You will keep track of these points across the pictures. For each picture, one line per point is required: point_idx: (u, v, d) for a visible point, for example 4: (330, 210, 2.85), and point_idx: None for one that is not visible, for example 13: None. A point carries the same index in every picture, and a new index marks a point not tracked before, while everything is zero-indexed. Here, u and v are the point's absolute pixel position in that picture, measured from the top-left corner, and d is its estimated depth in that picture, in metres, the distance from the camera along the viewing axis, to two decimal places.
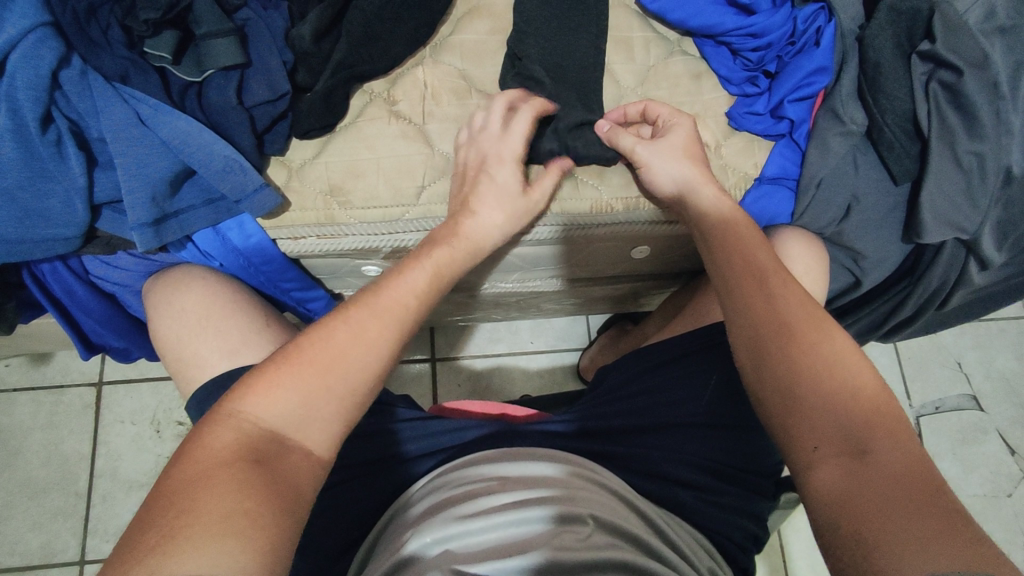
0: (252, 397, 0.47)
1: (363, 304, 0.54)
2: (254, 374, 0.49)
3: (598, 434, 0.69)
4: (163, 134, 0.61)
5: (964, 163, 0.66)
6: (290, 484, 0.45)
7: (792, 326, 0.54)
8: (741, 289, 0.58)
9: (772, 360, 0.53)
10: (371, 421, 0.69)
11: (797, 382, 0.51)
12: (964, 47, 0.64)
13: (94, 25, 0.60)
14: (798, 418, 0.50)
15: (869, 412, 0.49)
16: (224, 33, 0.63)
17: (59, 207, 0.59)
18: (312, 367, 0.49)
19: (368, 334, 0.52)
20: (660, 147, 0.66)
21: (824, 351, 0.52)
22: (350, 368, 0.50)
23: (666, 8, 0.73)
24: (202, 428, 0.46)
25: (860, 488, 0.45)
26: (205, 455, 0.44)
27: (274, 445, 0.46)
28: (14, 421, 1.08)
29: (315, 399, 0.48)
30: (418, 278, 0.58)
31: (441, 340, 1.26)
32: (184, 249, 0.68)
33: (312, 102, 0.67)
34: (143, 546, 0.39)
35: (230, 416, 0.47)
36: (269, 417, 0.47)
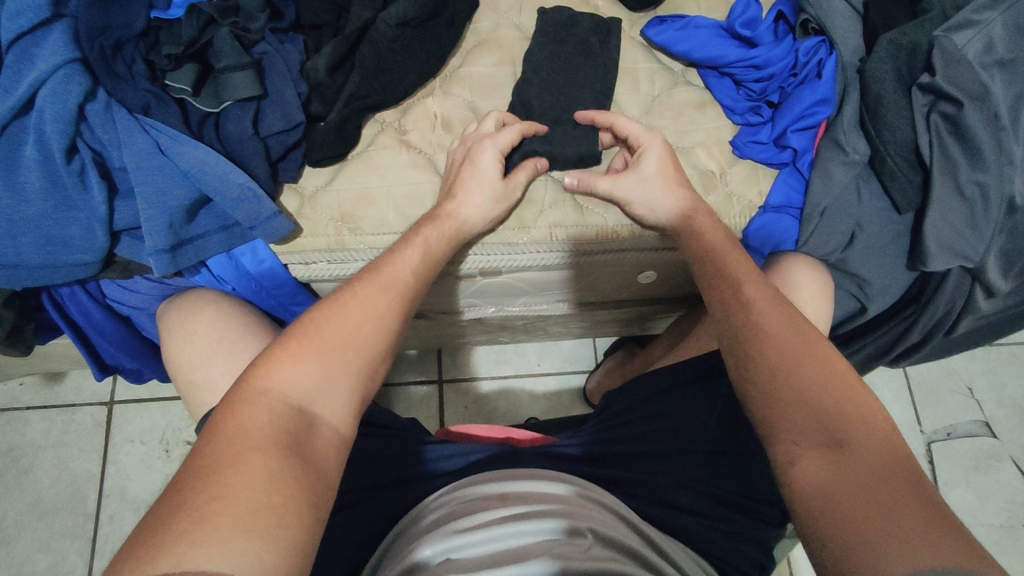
0: (273, 374, 0.49)
1: (368, 282, 0.57)
2: (274, 353, 0.51)
3: (603, 459, 0.70)
4: (181, 163, 0.63)
5: (967, 192, 0.67)
6: (322, 460, 0.47)
7: (764, 334, 0.55)
8: (717, 295, 0.60)
9: (748, 359, 0.54)
10: (375, 447, 0.70)
11: (771, 376, 0.52)
12: (964, 80, 0.65)
13: (119, 60, 0.62)
14: (773, 413, 0.51)
15: (853, 409, 0.49)
16: (242, 67, 0.65)
17: (81, 234, 0.61)
18: (327, 341, 0.52)
19: (378, 309, 0.56)
20: (631, 181, 0.69)
21: (801, 352, 0.53)
22: (365, 343, 0.53)
23: (671, 40, 0.76)
24: (224, 410, 0.47)
25: (839, 478, 0.45)
26: (237, 436, 0.45)
27: (301, 419, 0.48)
28: (27, 440, 1.10)
29: (336, 375, 0.51)
30: (410, 258, 0.61)
31: (448, 362, 1.27)
32: (197, 274, 0.69)
33: (325, 132, 0.69)
34: (169, 533, 0.38)
35: (257, 397, 0.48)
36: (293, 392, 0.49)
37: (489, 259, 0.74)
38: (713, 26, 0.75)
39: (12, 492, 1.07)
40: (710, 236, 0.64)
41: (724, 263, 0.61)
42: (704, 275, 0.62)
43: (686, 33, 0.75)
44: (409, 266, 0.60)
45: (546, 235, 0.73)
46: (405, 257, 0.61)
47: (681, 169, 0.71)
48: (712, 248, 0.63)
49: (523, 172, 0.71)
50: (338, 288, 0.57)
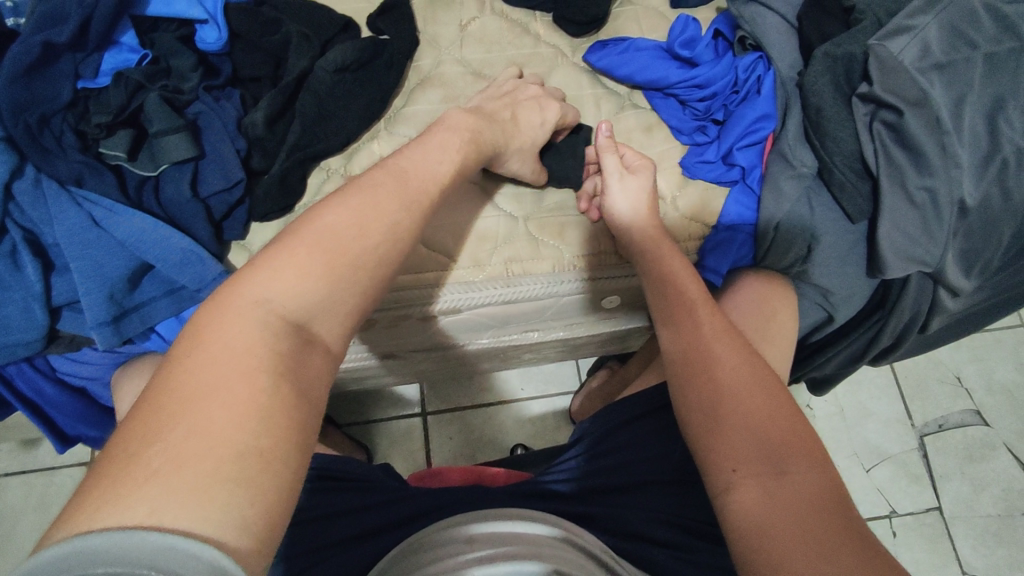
0: (269, 282, 0.44)
1: (382, 182, 0.52)
2: (270, 257, 0.45)
3: (573, 495, 0.68)
4: (118, 233, 0.62)
5: (916, 199, 0.66)
6: (315, 382, 0.43)
7: (711, 364, 0.54)
8: (669, 321, 0.59)
9: (695, 383, 0.54)
10: (341, 501, 0.68)
11: (717, 402, 0.52)
12: (902, 88, 0.65)
13: (46, 133, 0.61)
14: (717, 441, 0.50)
15: (798, 442, 0.48)
16: (176, 130, 0.65)
17: (19, 313, 0.59)
18: (335, 244, 0.47)
19: (393, 213, 0.50)
20: (628, 181, 0.68)
21: (748, 369, 0.53)
22: (376, 251, 0.48)
23: (613, 65, 0.76)
24: (206, 317, 0.42)
25: (775, 509, 0.44)
26: (223, 351, 0.40)
27: (294, 334, 0.43)
28: (5, 507, 1.08)
29: (342, 286, 0.46)
30: (432, 165, 0.56)
31: (431, 393, 1.25)
32: (148, 339, 0.67)
33: (268, 187, 0.68)
34: (139, 472, 0.34)
35: (249, 306, 0.42)
36: (291, 304, 0.44)
37: (447, 298, 0.72)
38: (653, 48, 0.75)
39: None
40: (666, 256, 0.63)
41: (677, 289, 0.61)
42: (654, 304, 0.62)
43: (627, 57, 0.75)
44: (423, 169, 0.55)
45: (504, 270, 0.73)
46: (416, 156, 0.56)
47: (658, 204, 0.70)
48: (664, 275, 0.63)
49: (553, 99, 0.74)
50: (344, 187, 0.52)
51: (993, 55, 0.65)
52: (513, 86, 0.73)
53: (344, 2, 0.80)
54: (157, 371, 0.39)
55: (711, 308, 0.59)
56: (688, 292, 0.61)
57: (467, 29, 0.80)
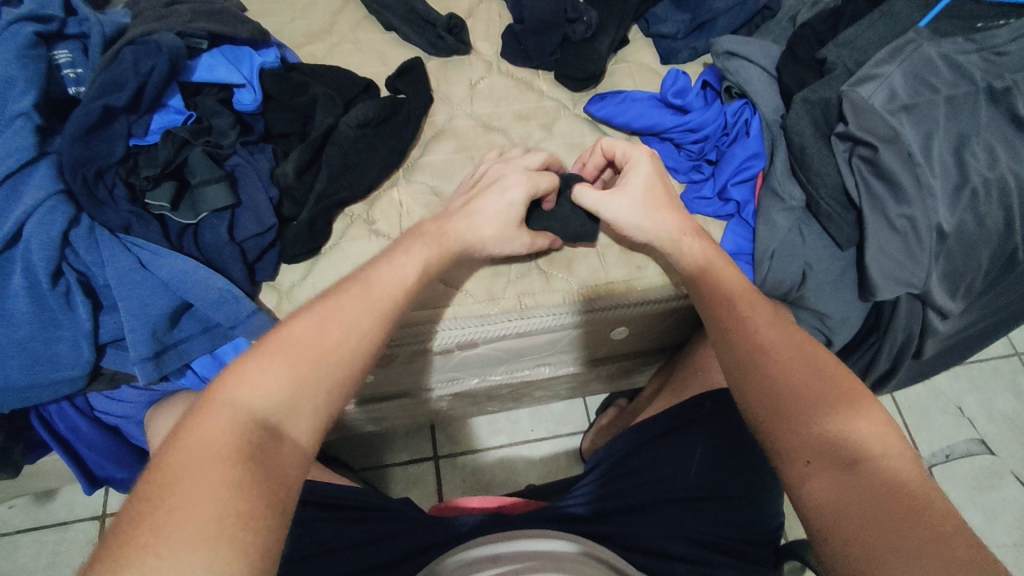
0: (244, 379, 0.49)
1: (352, 292, 0.57)
2: (247, 358, 0.51)
3: (595, 516, 0.70)
4: (162, 275, 0.66)
5: (898, 225, 0.71)
6: (284, 469, 0.47)
7: (769, 365, 0.58)
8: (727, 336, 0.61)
9: (750, 377, 0.58)
10: (353, 533, 0.71)
11: (783, 403, 0.56)
12: (874, 126, 0.71)
13: (100, 186, 0.66)
14: (783, 433, 0.55)
15: (872, 437, 0.53)
16: (216, 180, 0.70)
17: (67, 349, 0.63)
18: (308, 349, 0.52)
19: (360, 320, 0.55)
20: (620, 198, 0.69)
21: (799, 365, 0.58)
22: (344, 356, 0.53)
23: (612, 113, 0.83)
24: (185, 423, 0.46)
25: (852, 491, 0.50)
26: (201, 441, 0.45)
27: (266, 434, 0.47)
28: (16, 565, 1.07)
29: (313, 384, 0.51)
30: (401, 270, 0.61)
31: (441, 437, 1.27)
32: (183, 376, 0.71)
33: (298, 233, 0.74)
34: (131, 547, 0.40)
35: (225, 402, 0.48)
36: (264, 400, 0.49)
37: (465, 332, 0.77)
38: (648, 98, 0.83)
39: None
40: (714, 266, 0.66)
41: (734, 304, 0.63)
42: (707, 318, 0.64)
43: (624, 107, 0.83)
44: (395, 272, 0.60)
45: (517, 303, 0.77)
46: (390, 264, 0.61)
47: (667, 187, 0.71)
48: (704, 266, 0.66)
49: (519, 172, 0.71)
50: (319, 296, 0.57)
51: (952, 97, 0.72)
52: (485, 175, 0.74)
53: (364, 66, 0.89)
54: (152, 459, 0.45)
55: (752, 301, 0.63)
56: (727, 288, 0.64)
57: (477, 87, 0.88)
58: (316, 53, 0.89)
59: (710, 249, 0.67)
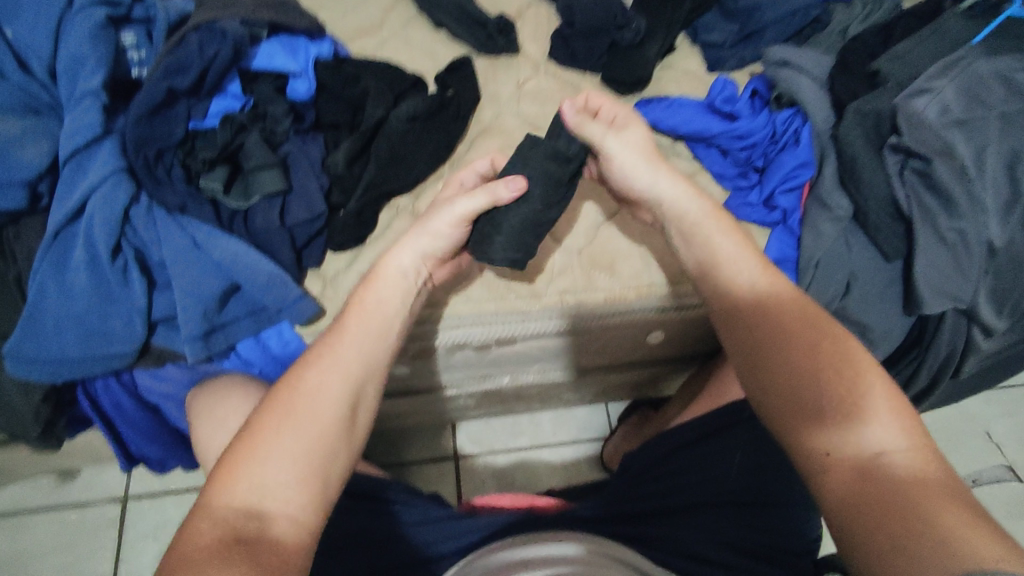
0: (234, 480, 0.46)
1: (329, 345, 0.55)
2: (231, 456, 0.48)
3: (625, 516, 0.71)
4: (215, 255, 0.67)
5: (948, 239, 0.71)
6: (286, 547, 0.44)
7: (784, 349, 0.54)
8: (754, 348, 0.56)
9: (768, 360, 0.54)
10: (377, 525, 0.70)
11: (797, 388, 0.52)
12: (927, 139, 0.72)
13: (160, 166, 0.68)
14: (797, 420, 0.51)
15: (893, 425, 0.47)
16: (270, 166, 0.71)
17: (122, 326, 0.64)
18: (294, 414, 0.50)
19: (340, 369, 0.53)
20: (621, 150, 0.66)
21: (825, 344, 0.53)
22: (329, 409, 0.51)
23: (660, 117, 0.83)
24: (185, 525, 0.45)
25: (875, 483, 0.44)
26: (191, 546, 0.42)
27: (263, 522, 0.45)
28: (38, 542, 1.08)
29: (301, 451, 0.49)
30: (387, 300, 0.59)
31: (462, 437, 1.27)
32: (227, 358, 0.72)
33: (345, 221, 0.74)
34: None
35: (209, 505, 0.45)
36: (252, 488, 0.46)
37: (502, 327, 0.77)
38: (696, 105, 0.83)
39: None
40: (739, 266, 0.60)
41: (760, 317, 0.57)
42: (730, 338, 0.58)
43: (672, 111, 0.83)
44: (375, 307, 0.58)
45: (558, 302, 0.77)
46: (372, 296, 0.58)
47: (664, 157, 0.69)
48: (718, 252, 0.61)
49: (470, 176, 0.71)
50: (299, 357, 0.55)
51: (1007, 113, 0.72)
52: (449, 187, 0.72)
53: (413, 62, 0.90)
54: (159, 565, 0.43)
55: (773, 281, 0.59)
56: (739, 272, 0.60)
57: (524, 87, 0.89)
58: (366, 48, 0.90)
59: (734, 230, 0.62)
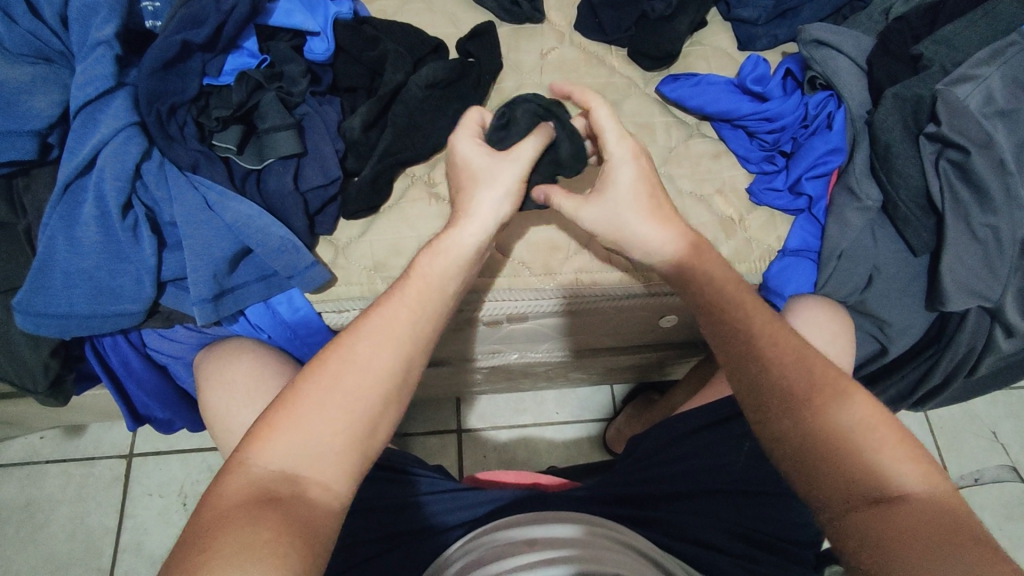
0: (275, 441, 0.47)
1: (384, 314, 0.54)
2: (274, 415, 0.49)
3: (629, 498, 0.70)
4: (227, 218, 0.66)
5: (979, 235, 0.69)
6: (315, 513, 0.45)
7: (812, 368, 0.54)
8: (760, 381, 0.55)
9: (775, 390, 0.54)
10: (388, 493, 0.70)
11: (813, 426, 0.52)
12: (968, 129, 0.68)
13: (172, 122, 0.66)
14: (814, 457, 0.51)
15: (908, 466, 0.49)
16: (285, 127, 0.69)
17: (130, 284, 0.63)
18: (345, 382, 0.50)
19: (391, 341, 0.53)
20: (605, 201, 0.62)
21: (838, 382, 0.53)
22: (379, 380, 0.51)
23: (686, 96, 0.80)
24: (218, 479, 0.46)
25: (893, 524, 0.46)
26: (224, 501, 0.44)
27: (296, 484, 0.46)
28: (44, 493, 1.09)
29: (346, 419, 0.49)
30: (438, 276, 0.58)
31: (466, 411, 1.26)
32: (235, 322, 0.71)
33: (360, 188, 0.72)
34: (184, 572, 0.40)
35: (246, 463, 0.47)
36: (290, 451, 0.47)
37: (516, 304, 0.76)
38: (725, 83, 0.80)
39: (25, 549, 1.05)
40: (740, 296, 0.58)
41: (769, 349, 0.56)
42: (715, 342, 0.58)
43: (699, 89, 0.80)
44: (431, 281, 0.57)
45: (573, 280, 0.76)
46: (430, 267, 0.58)
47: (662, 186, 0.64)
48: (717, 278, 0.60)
49: (464, 131, 0.65)
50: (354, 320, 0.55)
51: None
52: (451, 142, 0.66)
53: (434, 27, 0.86)
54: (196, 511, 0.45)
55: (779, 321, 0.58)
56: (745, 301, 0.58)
57: (548, 58, 0.86)
58: (386, 9, 0.87)
59: (731, 267, 0.61)
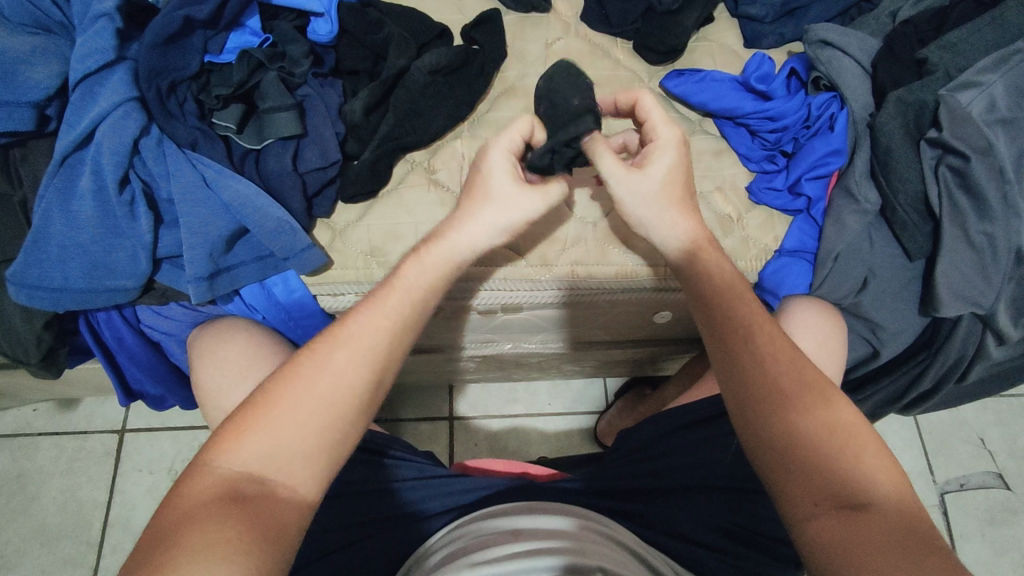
0: (248, 444, 0.48)
1: (361, 325, 0.54)
2: (248, 418, 0.49)
3: (614, 492, 0.71)
4: (225, 197, 0.66)
5: (976, 242, 0.69)
6: (278, 517, 0.46)
7: (785, 372, 0.55)
8: (741, 376, 0.55)
9: (753, 383, 0.54)
10: (375, 479, 0.70)
11: (789, 424, 0.52)
12: (969, 136, 0.68)
13: (172, 99, 0.66)
14: (784, 459, 0.51)
15: (873, 477, 0.50)
16: (285, 108, 0.69)
17: (125, 260, 0.63)
18: (319, 391, 0.50)
19: (364, 351, 0.53)
20: (634, 186, 0.59)
21: (820, 385, 0.54)
22: (350, 390, 0.51)
23: (689, 91, 0.80)
24: (186, 476, 0.47)
25: (859, 534, 0.46)
26: (185, 499, 0.45)
27: (265, 485, 0.47)
28: (35, 465, 1.09)
29: (316, 427, 0.49)
30: (415, 283, 0.57)
31: (458, 399, 1.27)
32: (231, 301, 0.71)
33: (360, 171, 0.72)
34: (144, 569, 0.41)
35: (211, 463, 0.47)
36: (259, 456, 0.48)
37: (511, 294, 0.76)
38: (729, 80, 0.80)
39: (16, 520, 1.06)
40: (739, 292, 0.59)
41: (753, 344, 0.56)
42: (709, 330, 0.58)
43: (703, 86, 0.80)
44: (410, 290, 0.56)
45: (569, 272, 0.76)
46: (410, 277, 0.57)
47: (693, 181, 0.62)
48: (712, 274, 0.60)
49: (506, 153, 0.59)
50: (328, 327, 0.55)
51: None
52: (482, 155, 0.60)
53: (439, 11, 0.85)
54: (160, 505, 0.46)
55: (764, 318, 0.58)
56: (737, 295, 0.58)
57: (553, 48, 0.85)
58: None
59: (730, 268, 0.61)
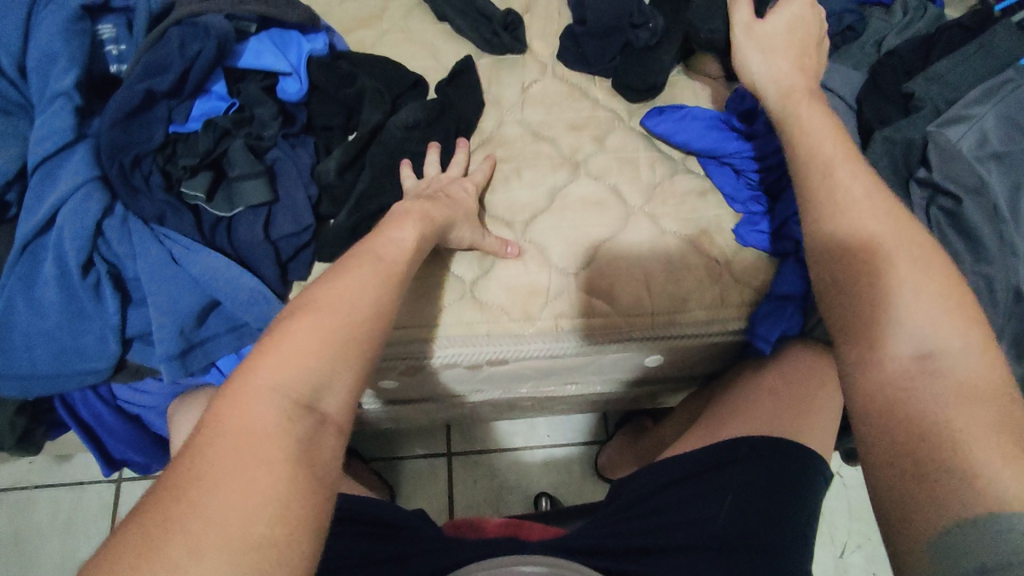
0: (275, 358, 0.42)
1: (368, 258, 0.52)
2: (268, 354, 0.42)
3: (607, 552, 0.66)
4: (195, 271, 0.64)
5: (971, 283, 0.65)
6: (321, 458, 0.40)
7: (882, 286, 0.47)
8: (853, 299, 0.47)
9: (858, 313, 0.47)
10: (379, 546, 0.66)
11: (882, 332, 0.45)
12: (961, 175, 0.66)
13: (137, 173, 0.64)
14: (878, 383, 0.44)
15: (945, 330, 0.44)
16: (256, 175, 0.68)
17: (94, 343, 0.62)
18: (351, 304, 0.46)
19: (374, 281, 0.50)
20: (757, 32, 0.67)
21: (889, 249, 0.49)
22: (375, 293, 0.49)
23: (670, 131, 0.79)
24: (208, 417, 0.39)
25: (935, 387, 0.41)
26: (232, 429, 0.38)
27: (303, 400, 0.41)
28: (33, 521, 1.08)
29: (351, 326, 0.45)
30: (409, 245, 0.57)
31: (457, 435, 1.25)
32: (207, 372, 0.68)
33: (335, 235, 0.69)
34: (146, 547, 0.33)
35: (247, 383, 0.40)
36: (293, 378, 0.41)
37: (492, 351, 0.72)
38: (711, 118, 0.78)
39: None
40: (843, 215, 0.52)
41: (855, 264, 0.49)
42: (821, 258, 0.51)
43: (684, 125, 0.78)
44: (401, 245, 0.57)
45: (553, 326, 0.72)
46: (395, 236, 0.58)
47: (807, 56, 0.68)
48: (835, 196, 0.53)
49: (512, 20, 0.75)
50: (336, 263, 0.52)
51: None
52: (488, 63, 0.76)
53: (413, 60, 0.84)
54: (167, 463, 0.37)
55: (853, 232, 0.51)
56: (839, 227, 0.51)
57: (530, 91, 0.83)
58: (365, 41, 0.85)
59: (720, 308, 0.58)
